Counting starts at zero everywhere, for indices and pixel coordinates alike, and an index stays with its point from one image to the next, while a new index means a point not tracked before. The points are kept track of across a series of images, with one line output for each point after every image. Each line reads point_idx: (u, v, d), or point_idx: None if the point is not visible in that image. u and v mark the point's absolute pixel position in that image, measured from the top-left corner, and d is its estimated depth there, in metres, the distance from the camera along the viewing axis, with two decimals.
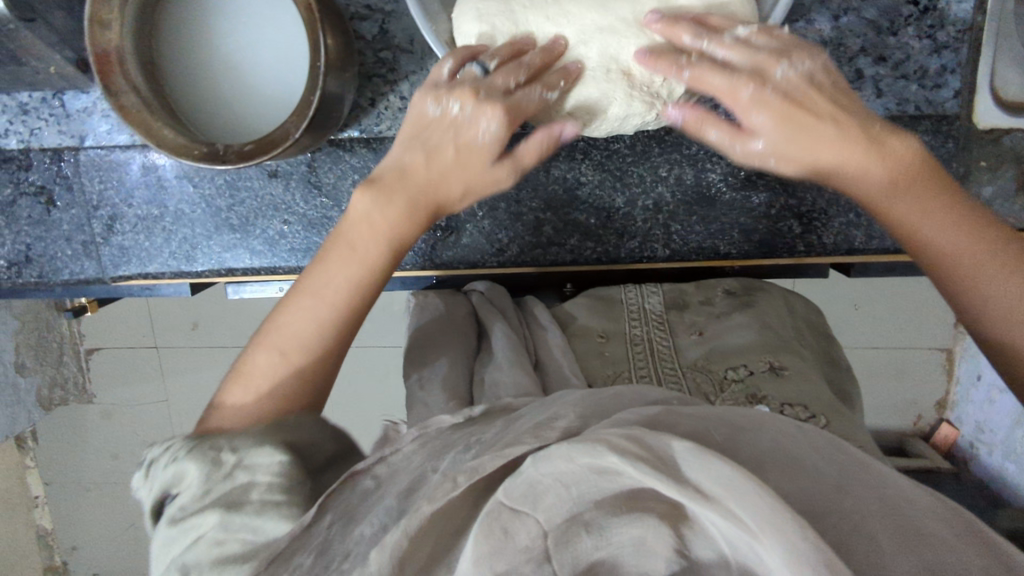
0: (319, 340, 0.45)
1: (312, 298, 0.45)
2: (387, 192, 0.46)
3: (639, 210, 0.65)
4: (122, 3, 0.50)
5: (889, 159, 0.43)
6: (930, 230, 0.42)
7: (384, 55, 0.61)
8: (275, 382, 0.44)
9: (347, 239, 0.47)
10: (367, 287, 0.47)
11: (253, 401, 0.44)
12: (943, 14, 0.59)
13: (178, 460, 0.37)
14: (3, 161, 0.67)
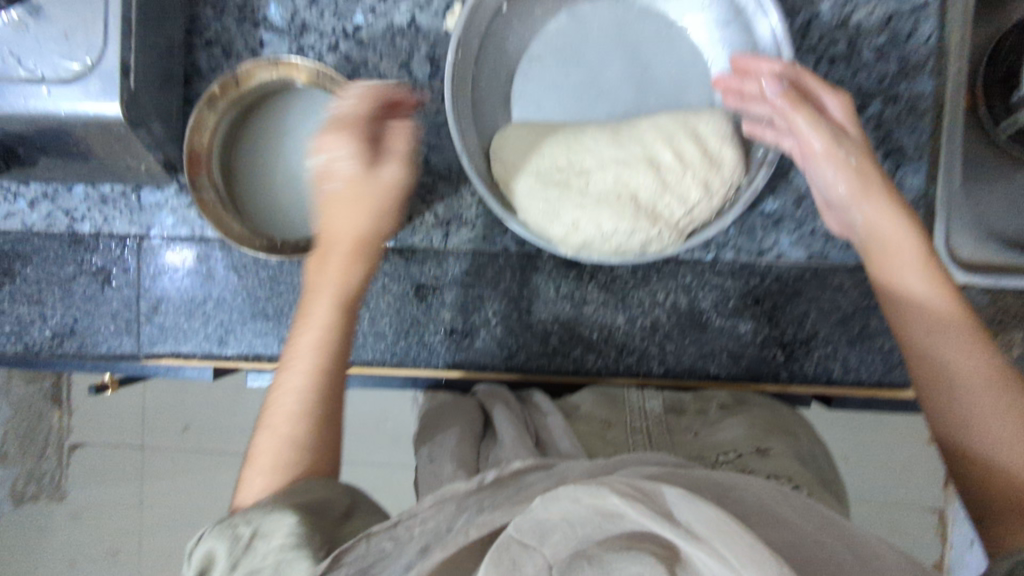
0: (334, 341, 0.54)
1: (329, 303, 0.56)
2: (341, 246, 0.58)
3: (637, 329, 0.71)
4: (218, 120, 0.61)
5: (910, 283, 0.55)
6: (946, 355, 0.52)
7: (425, 179, 0.72)
8: (284, 452, 0.49)
9: (324, 247, 0.58)
10: (357, 278, 0.57)
11: (273, 475, 0.48)
12: (900, 182, 0.70)
13: (206, 542, 0.43)
14: (72, 242, 0.74)
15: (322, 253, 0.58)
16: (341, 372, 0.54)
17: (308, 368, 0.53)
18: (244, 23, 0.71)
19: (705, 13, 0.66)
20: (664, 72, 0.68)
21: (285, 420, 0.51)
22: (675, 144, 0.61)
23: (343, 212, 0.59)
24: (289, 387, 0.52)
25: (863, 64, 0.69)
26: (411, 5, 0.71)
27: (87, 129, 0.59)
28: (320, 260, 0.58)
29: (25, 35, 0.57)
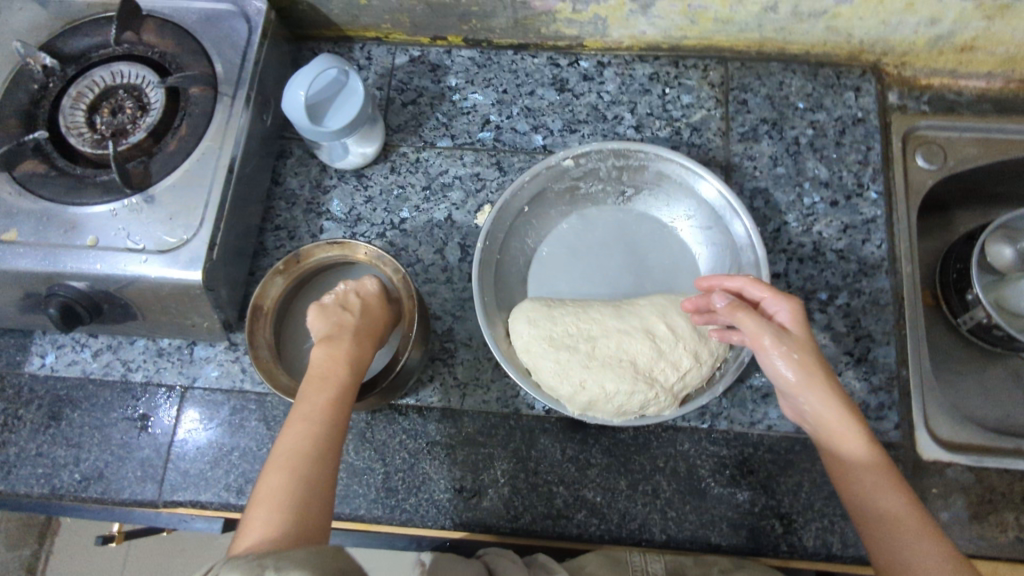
0: (320, 453, 0.56)
1: (308, 422, 0.58)
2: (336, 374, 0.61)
3: (640, 494, 0.74)
4: (275, 292, 0.68)
5: (870, 477, 0.60)
6: (905, 551, 0.57)
7: (448, 345, 0.81)
8: (268, 542, 0.50)
9: (318, 375, 0.61)
10: (343, 405, 0.60)
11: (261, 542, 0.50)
12: (873, 363, 0.78)
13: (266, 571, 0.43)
14: (122, 390, 0.81)
15: (318, 379, 0.60)
16: (322, 486, 0.55)
17: (288, 476, 0.54)
18: (310, 213, 0.87)
19: (689, 223, 0.81)
20: (658, 265, 0.80)
21: (266, 508, 0.53)
22: (669, 318, 0.71)
23: (326, 358, 0.61)
24: (264, 493, 0.54)
25: (829, 262, 0.81)
26: (448, 205, 0.86)
27: (169, 288, 0.72)
28: (319, 386, 0.60)
29: (137, 216, 0.73)
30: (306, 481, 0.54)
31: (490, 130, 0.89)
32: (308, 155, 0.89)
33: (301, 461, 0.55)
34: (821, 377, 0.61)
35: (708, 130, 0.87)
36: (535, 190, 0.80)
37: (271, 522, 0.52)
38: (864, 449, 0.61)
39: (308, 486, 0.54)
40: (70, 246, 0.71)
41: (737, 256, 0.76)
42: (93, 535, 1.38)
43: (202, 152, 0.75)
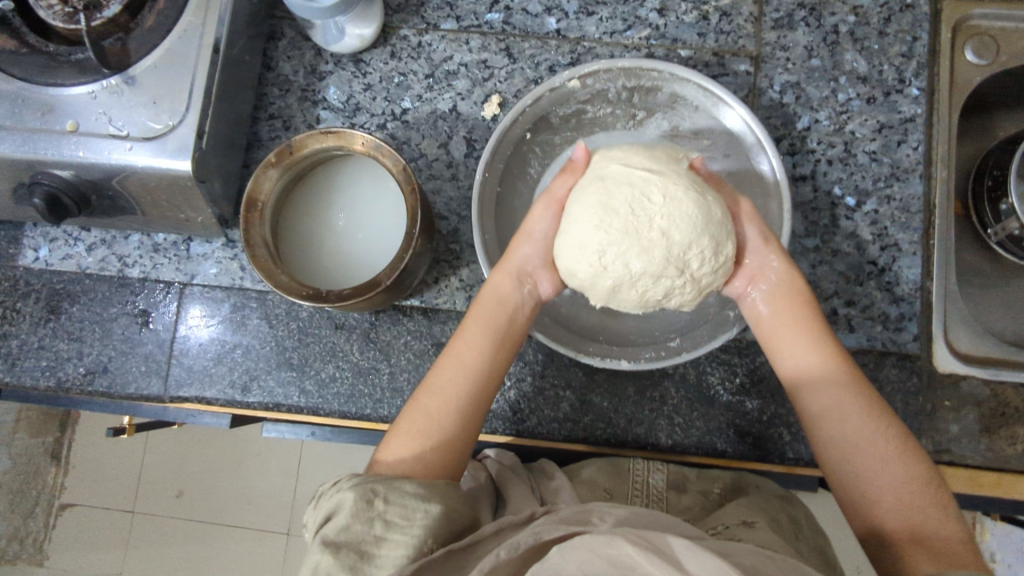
0: (463, 388, 0.61)
1: (465, 360, 0.62)
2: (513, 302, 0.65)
3: (647, 401, 0.74)
4: (270, 187, 0.64)
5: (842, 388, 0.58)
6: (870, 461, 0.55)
7: (454, 246, 0.78)
8: (431, 421, 0.59)
9: (488, 311, 0.65)
10: (493, 356, 0.63)
11: (413, 444, 0.57)
12: (897, 273, 0.74)
13: (341, 488, 0.50)
14: (120, 285, 0.79)
15: (486, 314, 0.65)
16: (465, 428, 0.60)
17: (433, 406, 0.60)
18: (306, 102, 0.81)
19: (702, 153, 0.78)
20: None
21: (411, 433, 0.58)
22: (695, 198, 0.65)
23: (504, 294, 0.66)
24: (400, 432, 0.59)
25: (859, 166, 0.76)
26: (453, 95, 0.80)
27: (158, 179, 0.68)
28: (483, 323, 0.64)
29: (119, 99, 0.67)
30: (449, 411, 0.60)
31: (499, 11, 0.81)
32: (301, 37, 0.82)
33: (449, 391, 0.61)
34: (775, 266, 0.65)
35: (738, 16, 0.79)
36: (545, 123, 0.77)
37: (417, 448, 0.57)
38: (785, 329, 0.62)
39: (449, 417, 0.59)
40: (49, 131, 0.67)
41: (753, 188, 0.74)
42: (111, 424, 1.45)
43: (184, 29, 0.69)
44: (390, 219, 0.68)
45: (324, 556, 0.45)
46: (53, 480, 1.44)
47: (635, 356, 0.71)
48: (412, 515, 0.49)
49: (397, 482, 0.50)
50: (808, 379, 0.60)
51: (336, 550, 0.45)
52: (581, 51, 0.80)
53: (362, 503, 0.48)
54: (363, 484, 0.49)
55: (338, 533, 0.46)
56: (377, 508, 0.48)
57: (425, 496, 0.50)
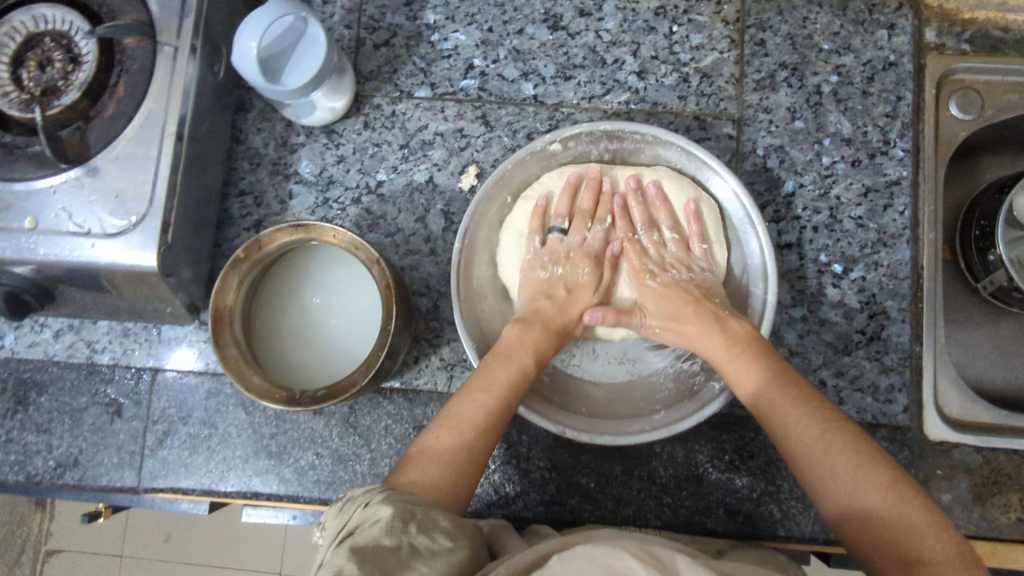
0: (485, 423, 0.57)
1: (482, 393, 0.58)
2: (521, 354, 0.62)
3: (635, 480, 0.72)
4: (240, 282, 0.62)
5: (791, 403, 0.55)
6: (835, 482, 0.50)
7: (433, 324, 0.76)
8: (455, 449, 0.54)
9: (501, 353, 0.62)
10: (512, 395, 0.59)
11: (440, 464, 0.53)
12: (886, 342, 0.73)
13: (373, 504, 0.45)
14: (89, 373, 0.76)
15: (498, 357, 0.62)
16: (482, 462, 0.55)
17: (456, 435, 0.55)
18: (278, 175, 0.78)
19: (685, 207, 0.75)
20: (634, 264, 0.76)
21: (432, 461, 0.53)
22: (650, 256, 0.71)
23: (518, 337, 0.63)
24: (421, 458, 0.54)
25: (845, 231, 0.75)
26: (430, 166, 0.78)
27: (122, 274, 0.65)
28: (498, 363, 0.61)
29: (80, 193, 0.65)
30: (474, 446, 0.55)
31: (474, 77, 0.79)
32: (271, 108, 0.80)
33: (469, 422, 0.56)
34: (687, 296, 0.66)
35: (719, 77, 0.78)
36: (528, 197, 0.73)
37: (440, 476, 0.52)
38: (742, 359, 0.59)
39: (471, 453, 0.54)
40: (7, 229, 0.64)
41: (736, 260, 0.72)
42: None
43: (147, 116, 0.66)
44: (366, 308, 0.66)
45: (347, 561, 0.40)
46: (39, 526, 1.40)
47: (622, 430, 0.67)
48: (443, 551, 0.44)
49: (434, 512, 0.46)
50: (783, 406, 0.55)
51: (361, 560, 0.40)
52: (560, 117, 0.78)
53: (398, 521, 0.43)
54: (401, 504, 0.45)
55: (370, 541, 0.42)
56: (412, 532, 0.43)
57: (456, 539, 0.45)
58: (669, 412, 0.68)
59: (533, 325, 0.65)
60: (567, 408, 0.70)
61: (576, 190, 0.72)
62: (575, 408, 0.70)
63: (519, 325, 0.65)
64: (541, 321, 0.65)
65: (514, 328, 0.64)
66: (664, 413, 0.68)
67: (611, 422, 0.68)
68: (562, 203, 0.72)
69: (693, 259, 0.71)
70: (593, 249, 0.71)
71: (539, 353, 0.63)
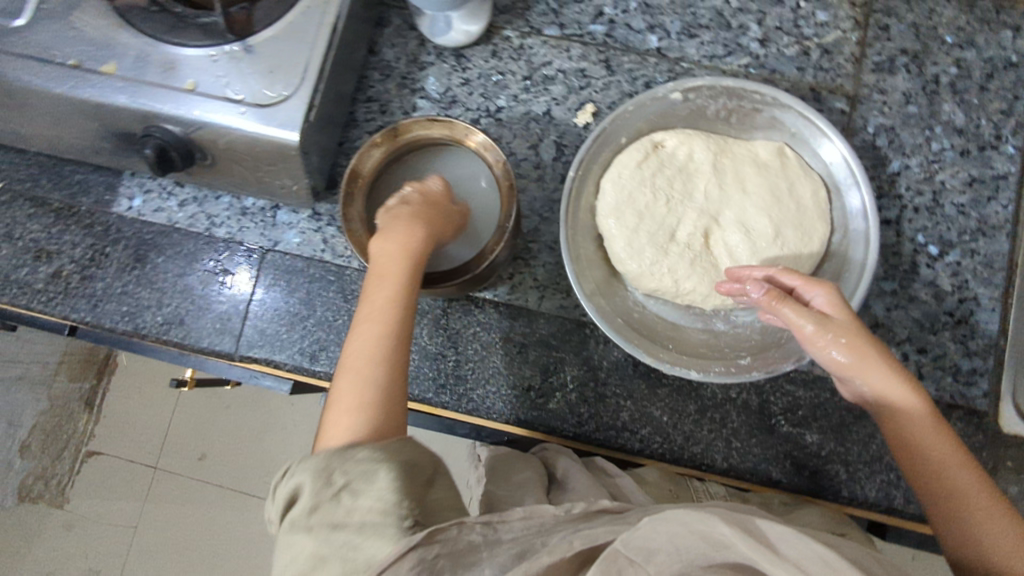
0: (384, 342, 0.57)
1: (373, 321, 0.58)
2: (404, 241, 0.60)
3: (706, 421, 0.74)
4: (372, 165, 0.67)
5: (874, 365, 0.59)
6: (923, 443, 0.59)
7: (531, 246, 0.79)
8: (365, 394, 0.55)
9: (375, 267, 0.60)
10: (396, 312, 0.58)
11: (352, 412, 0.54)
12: (973, 328, 0.74)
13: (290, 473, 0.51)
14: (206, 243, 0.82)
15: (374, 277, 0.60)
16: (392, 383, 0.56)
17: (364, 376, 0.55)
18: (405, 89, 0.83)
19: (794, 162, 0.75)
20: (733, 215, 0.75)
21: (342, 408, 0.54)
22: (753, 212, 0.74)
23: (384, 253, 0.61)
24: (335, 422, 0.54)
25: (945, 215, 0.76)
26: (549, 99, 0.81)
27: (263, 145, 0.70)
28: (376, 284, 0.59)
29: (237, 65, 0.70)
30: (377, 378, 0.56)
31: (603, 24, 0.83)
32: (407, 26, 0.85)
33: (371, 361, 0.56)
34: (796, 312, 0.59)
35: (839, 54, 0.80)
36: (642, 154, 0.75)
37: (355, 422, 0.54)
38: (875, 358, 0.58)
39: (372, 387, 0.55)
40: (168, 87, 0.70)
41: (843, 228, 0.73)
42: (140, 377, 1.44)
43: (307, 6, 0.71)
44: (480, 210, 0.71)
45: (304, 540, 0.47)
46: (83, 426, 1.43)
47: (706, 367, 0.70)
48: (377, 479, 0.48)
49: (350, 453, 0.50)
50: (873, 373, 0.59)
51: (308, 530, 0.47)
52: (679, 71, 0.81)
53: (320, 484, 0.48)
54: (317, 461, 0.50)
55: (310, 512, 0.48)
56: (336, 484, 0.49)
57: (382, 458, 0.50)
58: (754, 358, 0.70)
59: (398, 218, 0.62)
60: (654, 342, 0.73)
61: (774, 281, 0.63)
62: (661, 343, 0.73)
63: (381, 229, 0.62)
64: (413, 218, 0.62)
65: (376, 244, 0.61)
66: (747, 358, 0.71)
67: (696, 360, 0.70)
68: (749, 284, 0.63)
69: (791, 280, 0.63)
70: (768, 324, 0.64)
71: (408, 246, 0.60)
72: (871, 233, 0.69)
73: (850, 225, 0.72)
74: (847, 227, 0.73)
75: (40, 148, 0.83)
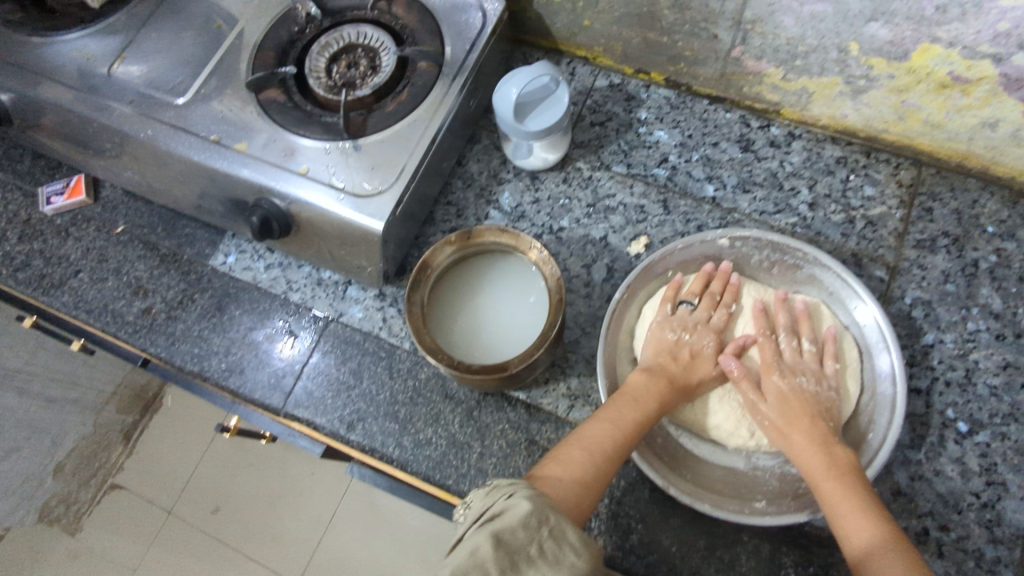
0: (613, 450, 0.64)
1: (610, 422, 0.66)
2: (651, 400, 0.69)
3: (714, 559, 0.74)
4: (440, 262, 0.76)
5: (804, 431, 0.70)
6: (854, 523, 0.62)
7: (570, 356, 0.85)
8: (588, 471, 0.62)
9: (630, 391, 0.70)
10: (648, 425, 0.68)
11: (574, 484, 0.61)
12: (1000, 514, 0.73)
13: (516, 496, 0.55)
14: (280, 304, 0.91)
15: (627, 396, 0.69)
16: (602, 485, 0.63)
17: (585, 456, 0.63)
18: (481, 199, 0.93)
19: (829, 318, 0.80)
20: None
21: (560, 469, 0.62)
22: None
23: (648, 386, 0.71)
24: (552, 477, 0.61)
25: (978, 395, 0.78)
26: (607, 227, 0.90)
27: (353, 228, 0.80)
28: (628, 401, 0.68)
29: (345, 159, 0.82)
30: (598, 472, 0.63)
31: (666, 169, 0.92)
32: (493, 146, 0.96)
33: (600, 452, 0.64)
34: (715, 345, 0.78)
35: (883, 227, 0.86)
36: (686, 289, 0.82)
37: (569, 489, 0.61)
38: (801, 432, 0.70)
39: (599, 473, 0.63)
40: (285, 169, 0.82)
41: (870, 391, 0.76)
42: (180, 422, 1.50)
43: (414, 120, 0.83)
44: (528, 313, 0.76)
45: (486, 546, 0.50)
46: (116, 458, 1.50)
47: (720, 505, 0.71)
48: (563, 560, 0.51)
49: (567, 523, 0.54)
50: (800, 445, 0.69)
51: (496, 546, 0.50)
52: (730, 220, 0.89)
53: (534, 523, 0.52)
54: (540, 505, 0.54)
55: (505, 531, 0.51)
56: (541, 535, 0.52)
57: (584, 551, 0.53)
58: (768, 504, 0.71)
59: (660, 377, 0.73)
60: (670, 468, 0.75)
61: (708, 279, 0.82)
62: (678, 471, 0.75)
63: (646, 375, 0.72)
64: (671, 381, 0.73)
65: (642, 376, 0.72)
66: (760, 501, 0.72)
67: (711, 495, 0.72)
68: (695, 284, 0.82)
69: (825, 374, 0.75)
70: (717, 325, 0.79)
71: (663, 403, 0.70)
72: (897, 399, 0.71)
73: (879, 387, 0.75)
74: (876, 389, 0.75)
75: (163, 200, 0.95)
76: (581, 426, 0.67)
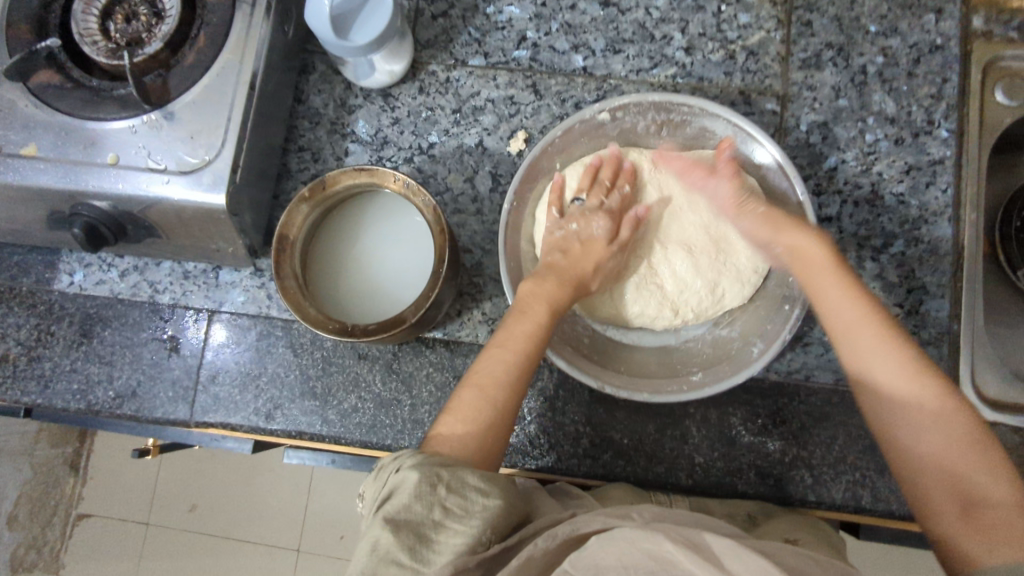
0: (507, 376, 0.59)
1: (503, 350, 0.60)
2: (536, 311, 0.63)
3: (666, 438, 0.74)
4: (302, 220, 0.66)
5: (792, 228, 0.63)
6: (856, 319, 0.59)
7: (477, 280, 0.79)
8: (486, 410, 0.57)
9: (518, 307, 0.63)
10: (542, 338, 0.62)
11: (470, 428, 0.56)
12: (924, 317, 0.73)
13: (400, 468, 0.50)
14: (151, 311, 0.82)
15: (516, 315, 0.62)
16: (505, 421, 0.58)
17: (480, 395, 0.58)
18: (335, 134, 0.83)
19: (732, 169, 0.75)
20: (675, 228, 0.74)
21: (457, 418, 0.56)
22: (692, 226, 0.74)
23: (534, 293, 0.64)
24: (447, 427, 0.56)
25: (886, 207, 0.76)
26: (480, 130, 0.81)
27: (192, 211, 0.69)
28: (516, 320, 0.62)
29: (157, 133, 0.69)
30: (494, 405, 0.57)
31: (527, 48, 0.82)
32: (332, 71, 0.84)
33: (494, 385, 0.58)
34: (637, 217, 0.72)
35: (765, 55, 0.80)
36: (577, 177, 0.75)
37: (468, 433, 0.55)
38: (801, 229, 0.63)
39: (496, 407, 0.57)
40: (91, 163, 0.69)
41: None
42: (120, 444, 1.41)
43: (222, 66, 0.70)
44: (414, 256, 0.71)
45: (385, 534, 0.45)
46: (71, 489, 1.41)
47: (659, 388, 0.68)
48: (470, 507, 0.48)
49: (459, 471, 0.49)
50: (792, 233, 0.63)
51: (397, 529, 0.46)
52: (607, 88, 0.81)
53: (426, 487, 0.48)
54: (427, 466, 0.49)
55: (399, 511, 0.47)
56: (439, 494, 0.48)
57: (488, 483, 0.50)
58: (707, 375, 0.69)
59: (546, 280, 0.65)
60: (604, 366, 0.72)
61: (596, 170, 0.74)
62: (612, 367, 0.72)
63: (532, 282, 0.65)
64: (558, 279, 0.66)
65: (527, 283, 0.65)
66: (699, 374, 0.70)
67: (649, 382, 0.69)
68: (581, 180, 0.74)
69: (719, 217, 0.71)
70: (611, 209, 0.71)
71: (555, 306, 0.64)
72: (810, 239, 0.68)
73: None
74: None
75: None
76: (475, 362, 0.61)
